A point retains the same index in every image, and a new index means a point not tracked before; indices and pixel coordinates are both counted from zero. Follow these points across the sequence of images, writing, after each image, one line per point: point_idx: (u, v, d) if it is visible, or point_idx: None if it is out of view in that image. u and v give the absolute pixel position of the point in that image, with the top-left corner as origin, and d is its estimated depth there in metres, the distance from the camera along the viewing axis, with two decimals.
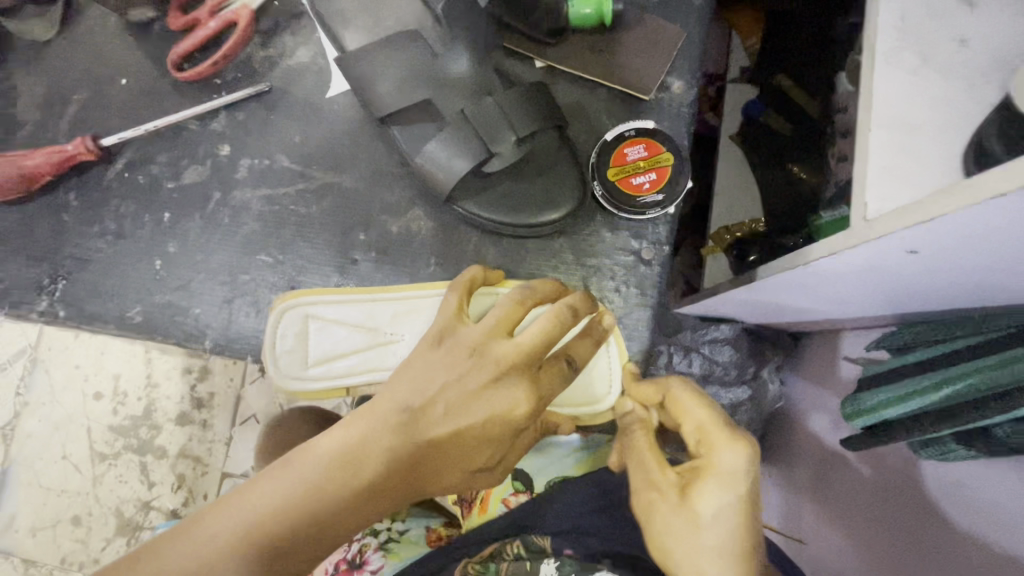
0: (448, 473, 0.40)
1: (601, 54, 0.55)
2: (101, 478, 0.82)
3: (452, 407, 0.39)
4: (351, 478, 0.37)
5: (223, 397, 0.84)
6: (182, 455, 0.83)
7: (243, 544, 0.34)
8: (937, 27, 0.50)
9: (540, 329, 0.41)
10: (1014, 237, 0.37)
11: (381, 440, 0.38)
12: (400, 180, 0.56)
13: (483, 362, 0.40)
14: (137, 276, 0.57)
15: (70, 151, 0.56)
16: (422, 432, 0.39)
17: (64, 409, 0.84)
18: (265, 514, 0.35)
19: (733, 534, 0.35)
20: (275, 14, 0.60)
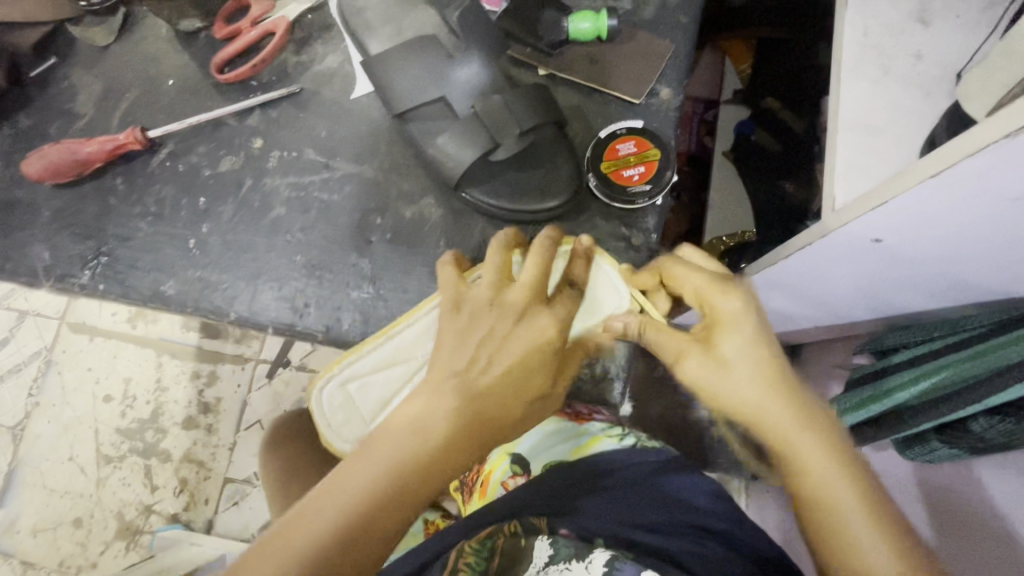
0: (508, 403, 0.45)
1: (598, 64, 0.62)
2: (106, 480, 1.03)
3: (490, 351, 0.45)
4: (427, 440, 0.42)
5: (230, 402, 1.06)
6: (188, 459, 1.04)
7: (353, 527, 0.39)
8: (896, 43, 0.56)
9: (540, 261, 0.48)
10: (961, 224, 0.44)
11: (445, 400, 0.43)
12: (416, 171, 0.62)
13: (507, 312, 0.46)
14: (172, 253, 0.63)
15: (120, 140, 0.63)
16: (473, 380, 0.44)
17: (75, 412, 1.06)
18: (366, 494, 0.40)
19: (760, 357, 0.46)
20: (308, 26, 0.68)
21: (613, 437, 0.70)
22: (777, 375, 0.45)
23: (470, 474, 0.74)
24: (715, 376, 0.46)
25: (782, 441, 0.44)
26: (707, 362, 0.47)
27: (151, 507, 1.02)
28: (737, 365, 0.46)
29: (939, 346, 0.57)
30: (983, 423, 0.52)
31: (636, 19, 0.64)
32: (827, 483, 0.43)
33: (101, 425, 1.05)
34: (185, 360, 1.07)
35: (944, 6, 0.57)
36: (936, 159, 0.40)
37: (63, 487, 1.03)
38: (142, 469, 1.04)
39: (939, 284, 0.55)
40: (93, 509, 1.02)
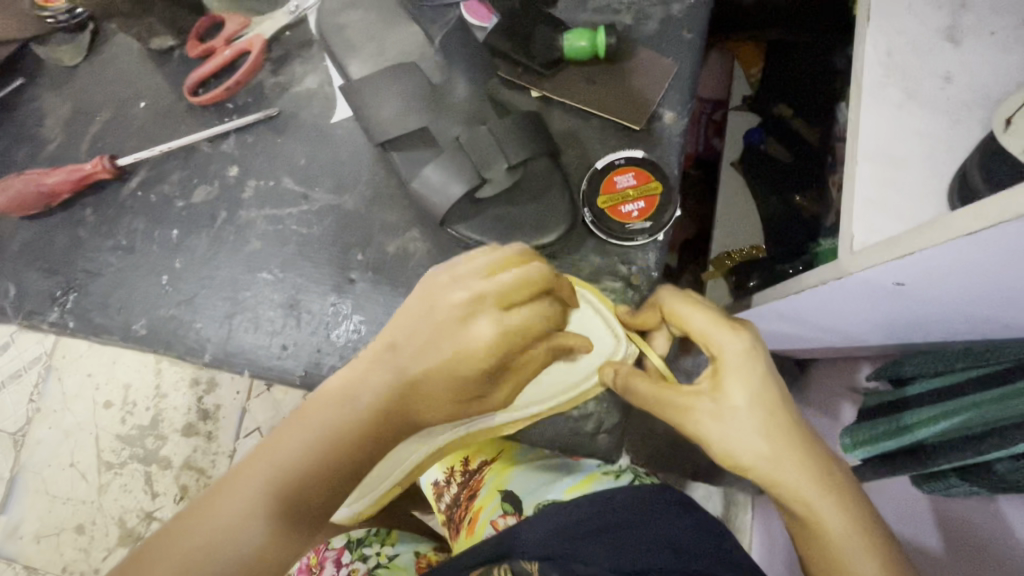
0: (434, 392, 0.42)
1: (595, 85, 0.57)
2: (108, 486, 1.02)
3: (423, 339, 0.42)
4: (354, 411, 0.40)
5: (229, 409, 1.03)
6: (188, 466, 1.02)
7: (275, 494, 0.38)
8: (924, 64, 0.51)
9: (522, 275, 0.42)
10: (995, 273, 0.39)
11: (374, 376, 0.41)
12: (399, 203, 0.58)
13: (451, 303, 0.42)
14: (145, 289, 0.59)
15: (87, 169, 0.59)
16: (407, 361, 0.41)
17: (75, 417, 1.04)
18: (293, 465, 0.38)
19: (765, 396, 0.42)
20: (287, 44, 0.63)
21: (610, 474, 0.65)
22: (789, 425, 0.41)
23: (459, 510, 0.71)
24: (731, 431, 0.41)
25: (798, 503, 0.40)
26: (721, 415, 0.42)
27: (152, 514, 1.00)
28: (751, 419, 0.41)
29: (959, 377, 0.52)
30: (1009, 464, 0.47)
31: (637, 36, 0.59)
32: (849, 555, 0.39)
33: (101, 432, 1.03)
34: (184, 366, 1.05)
35: (977, 23, 0.52)
36: (973, 215, 0.36)
37: (65, 493, 1.02)
38: (142, 476, 1.02)
39: (964, 324, 0.51)
40: (95, 515, 1.01)
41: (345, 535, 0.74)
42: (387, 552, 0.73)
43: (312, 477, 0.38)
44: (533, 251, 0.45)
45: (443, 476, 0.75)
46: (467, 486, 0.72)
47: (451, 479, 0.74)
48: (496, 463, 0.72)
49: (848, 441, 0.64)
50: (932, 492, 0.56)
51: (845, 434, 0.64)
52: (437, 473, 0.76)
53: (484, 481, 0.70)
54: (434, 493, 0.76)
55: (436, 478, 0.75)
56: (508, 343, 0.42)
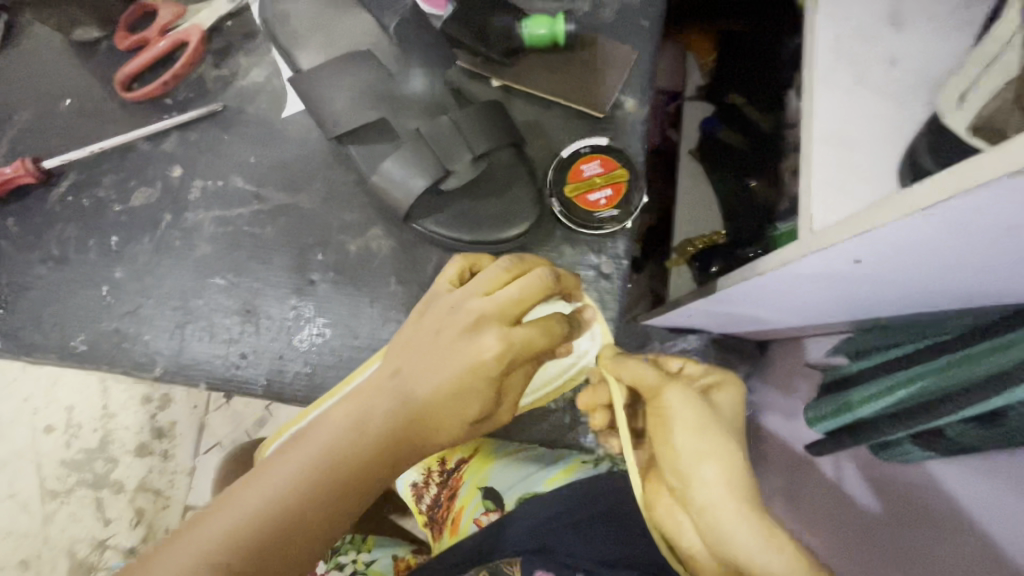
0: (437, 420, 0.42)
1: (556, 74, 0.56)
2: (52, 517, 0.97)
3: (428, 365, 0.42)
4: (361, 439, 0.41)
5: (184, 428, 0.99)
6: (142, 489, 0.98)
7: (280, 509, 0.39)
8: (870, 49, 0.53)
9: (521, 290, 0.42)
10: (946, 245, 0.41)
11: (379, 403, 0.42)
12: (359, 199, 0.55)
13: (451, 325, 0.42)
14: (82, 302, 0.55)
15: (8, 174, 0.54)
16: (409, 389, 0.42)
17: (13, 447, 0.98)
18: (297, 482, 0.40)
19: (734, 424, 0.47)
20: (228, 34, 0.59)
21: (589, 462, 0.66)
22: (738, 457, 0.45)
23: (440, 510, 0.70)
24: (687, 449, 0.45)
25: (732, 531, 0.41)
26: (683, 428, 0.45)
27: (104, 543, 0.96)
28: (720, 434, 0.45)
29: (916, 350, 0.54)
30: (958, 429, 0.50)
31: (595, 24, 0.58)
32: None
33: (43, 460, 0.98)
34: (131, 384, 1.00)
35: (918, 7, 0.54)
36: (927, 191, 0.37)
37: (3, 527, 0.96)
38: (92, 503, 0.97)
39: (918, 295, 0.53)
40: (41, 549, 0.96)
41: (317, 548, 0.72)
42: (364, 558, 0.73)
43: (310, 501, 0.39)
44: (526, 259, 0.46)
45: (421, 477, 0.73)
46: (447, 486, 0.71)
47: (429, 479, 0.73)
48: (473, 459, 0.70)
49: (814, 416, 0.67)
50: (887, 459, 0.58)
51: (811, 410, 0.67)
52: (414, 474, 0.74)
53: (463, 479, 0.70)
54: (411, 496, 0.74)
55: (414, 480, 0.74)
56: (508, 360, 0.42)
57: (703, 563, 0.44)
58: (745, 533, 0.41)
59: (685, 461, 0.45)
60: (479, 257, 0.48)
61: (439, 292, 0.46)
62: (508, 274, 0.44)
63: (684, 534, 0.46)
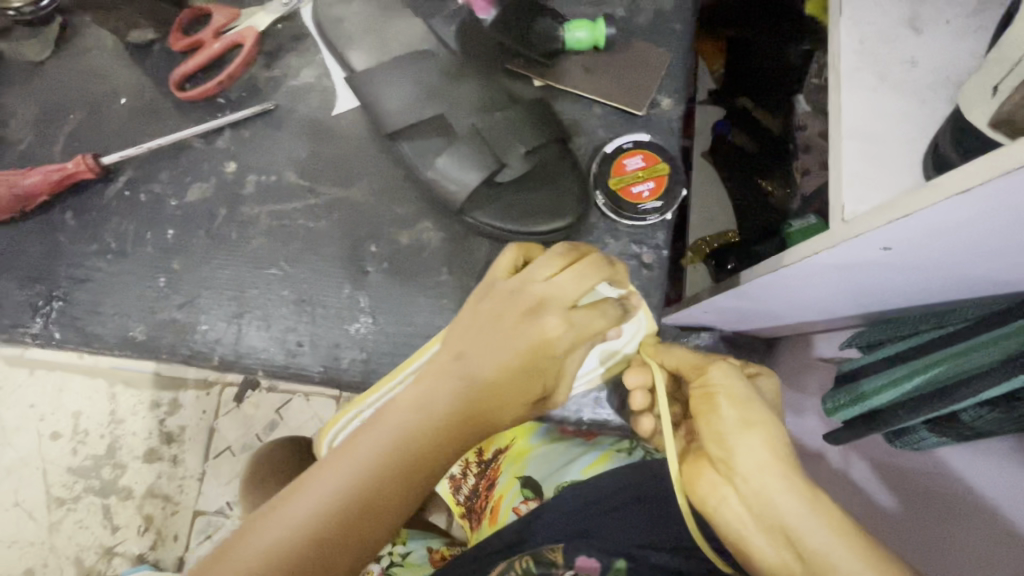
0: (501, 401, 0.44)
1: (596, 74, 0.59)
2: (59, 526, 1.00)
3: (490, 348, 0.44)
4: (427, 421, 0.43)
5: (193, 430, 1.03)
6: (150, 495, 1.02)
7: (359, 491, 0.41)
8: (891, 52, 0.57)
9: (581, 275, 0.45)
10: (976, 229, 0.44)
11: (444, 385, 0.44)
12: (410, 193, 0.57)
13: (513, 308, 0.44)
14: (140, 293, 0.56)
15: (69, 169, 0.55)
16: (472, 371, 0.44)
17: (19, 454, 1.02)
18: (372, 465, 0.41)
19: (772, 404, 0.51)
20: (279, 37, 0.62)
21: (622, 451, 0.69)
22: (781, 432, 0.47)
23: (478, 500, 0.73)
24: (730, 422, 0.47)
25: (779, 494, 0.43)
26: (725, 401, 0.48)
27: (113, 549, 0.99)
28: (763, 410, 0.47)
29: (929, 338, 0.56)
30: (973, 414, 0.52)
31: (630, 28, 0.62)
32: (825, 548, 0.41)
33: (49, 467, 1.02)
34: (141, 388, 1.04)
35: (934, 12, 0.58)
36: (964, 175, 0.40)
37: (9, 537, 1.00)
38: (101, 510, 1.00)
39: (940, 282, 0.56)
40: (47, 557, 0.99)
41: None
42: (400, 551, 0.74)
43: (386, 481, 0.41)
44: (578, 245, 0.48)
45: (460, 469, 0.76)
46: (485, 477, 0.74)
47: (467, 471, 0.75)
48: (510, 450, 0.73)
49: (830, 406, 0.65)
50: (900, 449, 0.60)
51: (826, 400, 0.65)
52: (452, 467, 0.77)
53: (501, 469, 0.72)
54: (449, 489, 0.77)
55: (453, 472, 0.76)
56: (569, 342, 0.45)
57: (748, 536, 0.44)
58: (796, 496, 0.43)
59: (733, 433, 0.46)
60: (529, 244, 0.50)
61: (497, 278, 0.47)
62: (566, 260, 0.46)
63: (727, 507, 0.45)
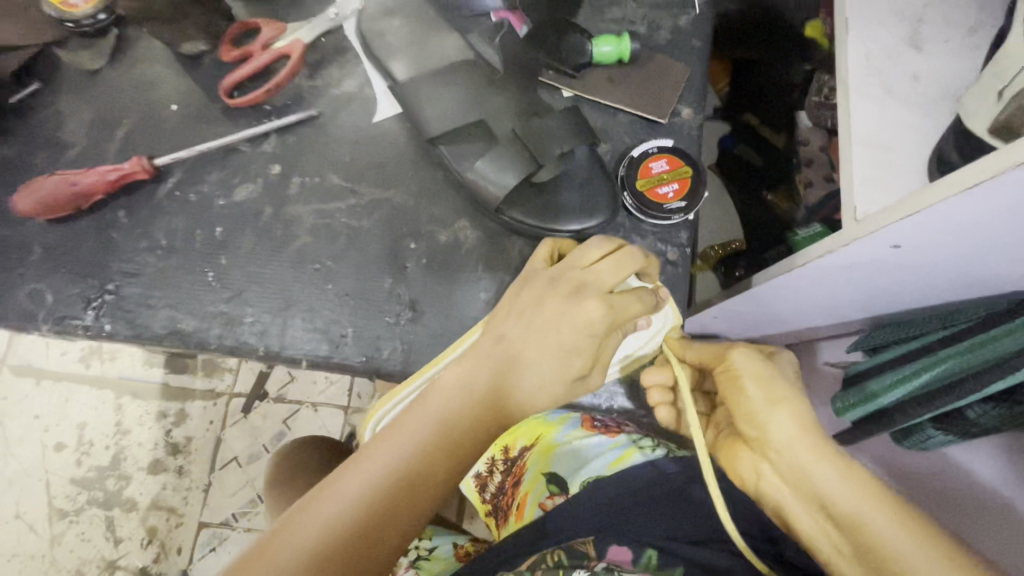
0: (540, 381, 0.47)
1: (621, 85, 0.64)
2: (60, 538, 1.10)
3: (530, 330, 0.47)
4: (470, 398, 0.46)
5: (200, 441, 1.16)
6: (154, 506, 1.12)
7: (410, 464, 0.44)
8: (895, 66, 0.61)
9: (618, 262, 0.48)
10: (981, 225, 0.48)
11: (485, 366, 0.47)
12: (448, 194, 0.61)
13: (553, 292, 0.47)
14: (189, 287, 0.59)
15: (126, 169, 0.59)
16: (513, 352, 0.47)
17: (25, 465, 1.13)
18: (422, 440, 0.45)
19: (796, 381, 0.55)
20: (322, 50, 0.66)
21: (645, 449, 0.71)
22: (805, 405, 0.51)
23: (504, 497, 0.75)
24: (758, 401, 0.52)
25: (809, 463, 0.48)
26: (751, 384, 0.53)
27: (116, 562, 1.10)
28: (787, 386, 0.52)
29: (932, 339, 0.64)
30: (979, 410, 0.59)
31: (652, 44, 0.66)
32: (856, 509, 0.45)
33: (52, 478, 1.13)
34: (149, 400, 1.17)
35: (934, 32, 0.63)
36: (974, 171, 0.44)
37: (11, 549, 1.09)
38: (103, 522, 1.11)
39: (944, 283, 0.61)
40: (47, 569, 1.09)
41: None
42: (426, 545, 0.76)
43: (433, 456, 0.44)
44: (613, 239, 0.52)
45: (486, 466, 0.78)
46: (510, 474, 0.76)
47: (493, 468, 0.78)
48: (536, 447, 0.75)
49: (841, 405, 0.75)
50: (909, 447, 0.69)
51: (841, 399, 0.74)
52: (478, 464, 0.79)
53: (526, 466, 0.74)
54: (475, 487, 0.79)
55: (478, 470, 0.79)
56: (609, 325, 0.47)
57: (788, 503, 0.50)
58: (825, 463, 0.48)
59: (761, 409, 0.51)
60: (565, 241, 0.54)
61: (536, 269, 0.51)
62: (602, 251, 0.50)
63: (766, 480, 0.51)
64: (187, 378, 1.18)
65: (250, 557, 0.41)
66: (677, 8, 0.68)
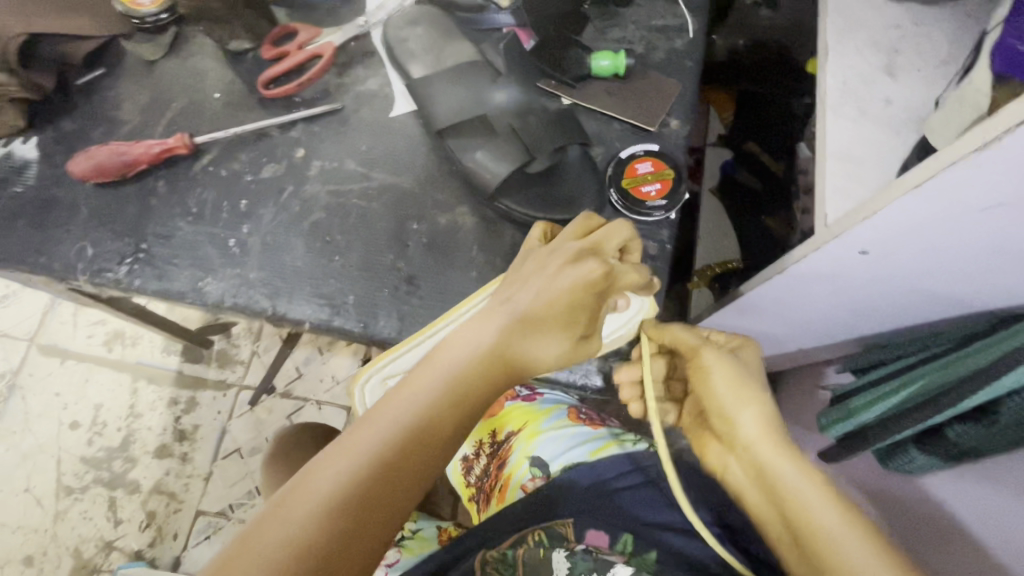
0: (540, 334, 0.51)
1: (616, 96, 0.70)
2: (63, 514, 1.15)
3: (534, 293, 0.52)
4: (477, 356, 0.50)
5: (205, 429, 1.21)
6: (157, 487, 1.17)
7: (422, 418, 0.46)
8: (870, 91, 0.66)
9: (612, 230, 0.54)
10: (935, 229, 0.51)
11: (490, 327, 0.51)
12: (451, 184, 0.67)
13: (556, 258, 0.53)
14: (212, 253, 0.65)
15: (170, 144, 0.66)
16: (517, 313, 0.51)
17: (42, 439, 1.20)
18: (432, 395, 0.47)
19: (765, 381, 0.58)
20: (351, 52, 0.74)
21: (626, 442, 0.72)
22: (769, 403, 0.54)
23: (488, 480, 0.74)
24: (727, 397, 0.55)
25: (769, 458, 0.51)
26: (721, 379, 0.56)
27: (113, 543, 1.13)
28: (752, 386, 0.55)
29: (914, 361, 0.64)
30: (957, 430, 0.56)
31: (647, 62, 0.73)
32: (805, 501, 0.48)
33: (65, 455, 1.19)
34: (162, 385, 1.23)
35: (908, 63, 0.68)
36: (920, 172, 0.47)
37: (18, 521, 1.14)
38: (106, 501, 1.16)
39: (917, 300, 0.64)
40: (47, 545, 1.13)
41: None
42: (410, 526, 0.78)
43: (445, 407, 0.47)
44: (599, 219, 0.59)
45: (472, 449, 0.77)
46: (496, 456, 0.75)
47: (479, 451, 0.77)
48: (522, 431, 0.75)
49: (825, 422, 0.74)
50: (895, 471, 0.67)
51: (822, 417, 0.74)
52: (464, 447, 0.79)
53: (511, 448, 0.74)
54: (461, 469, 0.79)
55: (465, 453, 0.78)
56: (608, 281, 0.52)
57: (749, 494, 0.53)
58: (783, 459, 0.50)
59: (729, 405, 0.55)
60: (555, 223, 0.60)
61: (533, 248, 0.57)
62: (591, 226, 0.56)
63: (731, 470, 0.55)
64: (200, 364, 1.25)
65: (265, 518, 0.40)
66: (673, 31, 0.74)
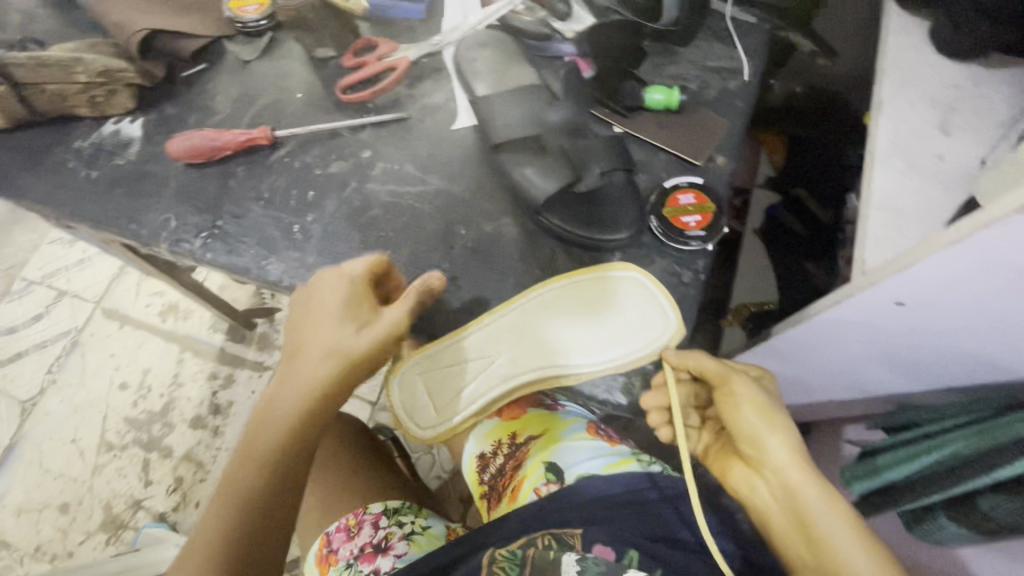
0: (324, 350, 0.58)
1: (666, 128, 0.73)
2: (101, 468, 1.23)
3: (302, 330, 0.59)
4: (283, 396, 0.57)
5: (239, 405, 1.28)
6: (188, 454, 1.24)
7: (246, 469, 0.53)
8: (921, 146, 0.67)
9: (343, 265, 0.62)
10: (977, 289, 0.50)
11: (303, 365, 0.57)
12: (499, 196, 0.72)
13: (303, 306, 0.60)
14: (276, 236, 0.72)
15: (253, 135, 0.74)
16: (298, 348, 0.58)
17: (94, 395, 1.29)
18: (250, 450, 0.55)
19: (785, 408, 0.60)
20: (422, 67, 0.80)
21: (642, 461, 0.73)
22: (795, 432, 0.57)
23: (502, 479, 0.77)
24: (756, 425, 0.57)
25: (796, 481, 0.54)
26: (747, 404, 0.59)
27: (141, 502, 1.20)
28: (779, 416, 0.58)
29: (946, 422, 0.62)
30: (991, 501, 0.54)
31: (700, 98, 0.76)
32: (830, 527, 0.51)
33: (111, 413, 1.28)
34: (206, 359, 1.32)
35: (965, 123, 0.68)
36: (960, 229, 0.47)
37: (60, 469, 1.23)
38: (141, 460, 1.24)
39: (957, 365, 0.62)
40: (83, 496, 1.21)
41: (383, 502, 0.81)
42: (421, 522, 0.80)
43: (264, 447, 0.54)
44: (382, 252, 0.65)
45: (490, 447, 0.79)
46: (512, 458, 0.77)
47: (497, 450, 0.78)
48: (542, 437, 0.76)
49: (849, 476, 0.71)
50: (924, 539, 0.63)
51: (847, 470, 0.72)
52: (481, 446, 0.81)
53: (529, 452, 0.75)
54: (475, 467, 0.81)
55: (482, 450, 0.80)
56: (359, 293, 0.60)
57: (773, 514, 0.56)
58: (807, 484, 0.53)
59: (757, 432, 0.57)
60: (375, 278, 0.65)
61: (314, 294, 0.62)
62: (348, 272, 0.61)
63: (757, 492, 0.58)
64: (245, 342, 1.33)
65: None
66: (728, 73, 0.77)
